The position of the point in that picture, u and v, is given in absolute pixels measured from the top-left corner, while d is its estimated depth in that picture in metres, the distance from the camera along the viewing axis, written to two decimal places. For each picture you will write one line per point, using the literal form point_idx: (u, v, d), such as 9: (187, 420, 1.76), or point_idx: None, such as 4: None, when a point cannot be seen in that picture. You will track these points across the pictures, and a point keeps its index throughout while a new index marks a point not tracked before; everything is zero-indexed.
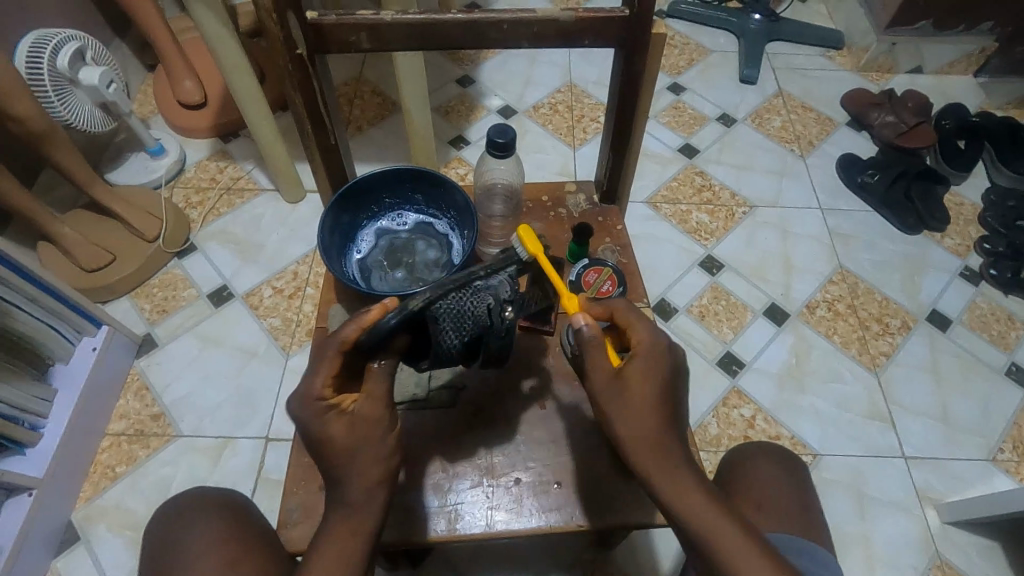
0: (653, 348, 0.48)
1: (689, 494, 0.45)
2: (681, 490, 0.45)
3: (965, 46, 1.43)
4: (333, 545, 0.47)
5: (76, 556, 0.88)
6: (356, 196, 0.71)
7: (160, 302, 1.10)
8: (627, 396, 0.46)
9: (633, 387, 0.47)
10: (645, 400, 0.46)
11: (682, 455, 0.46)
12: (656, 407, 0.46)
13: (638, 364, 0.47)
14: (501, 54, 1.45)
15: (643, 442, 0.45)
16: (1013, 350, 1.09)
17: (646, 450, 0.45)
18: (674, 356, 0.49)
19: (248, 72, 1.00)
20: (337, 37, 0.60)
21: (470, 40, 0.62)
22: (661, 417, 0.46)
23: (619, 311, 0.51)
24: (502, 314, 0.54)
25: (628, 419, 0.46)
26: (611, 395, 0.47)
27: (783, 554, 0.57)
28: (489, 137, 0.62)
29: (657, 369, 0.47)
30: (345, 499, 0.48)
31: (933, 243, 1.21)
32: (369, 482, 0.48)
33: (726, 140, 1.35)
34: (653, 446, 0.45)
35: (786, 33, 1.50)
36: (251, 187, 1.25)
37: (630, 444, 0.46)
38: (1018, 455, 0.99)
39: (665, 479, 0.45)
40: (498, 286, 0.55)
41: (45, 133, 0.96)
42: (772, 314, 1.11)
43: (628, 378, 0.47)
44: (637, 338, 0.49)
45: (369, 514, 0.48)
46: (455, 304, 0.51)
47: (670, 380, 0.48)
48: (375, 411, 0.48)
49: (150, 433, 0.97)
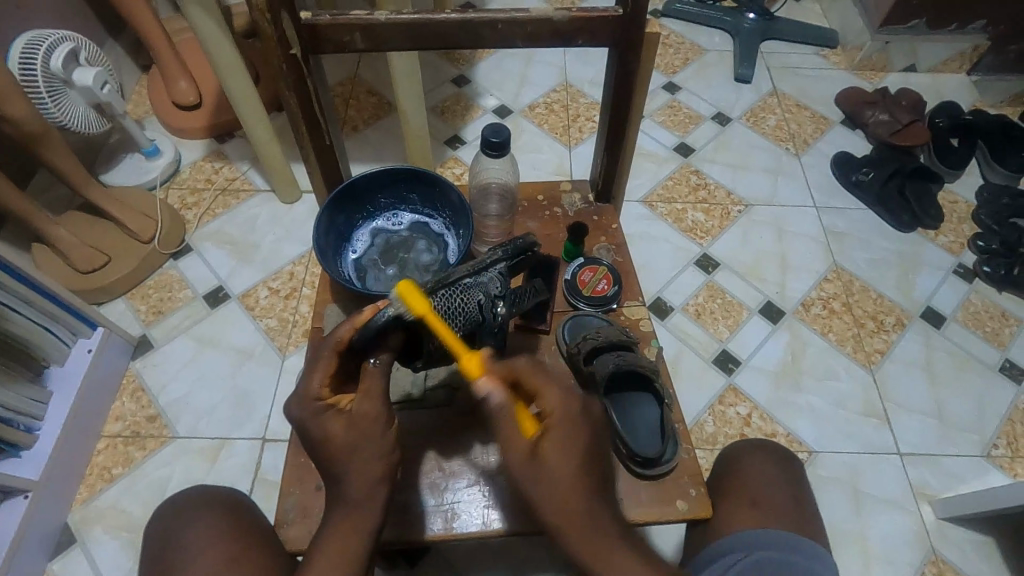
0: (565, 414, 0.47)
1: (614, 559, 0.47)
2: (605, 560, 0.47)
3: (957, 44, 1.44)
4: (335, 542, 0.47)
5: (72, 559, 0.88)
6: (351, 195, 0.71)
7: (155, 303, 1.10)
8: (541, 479, 0.46)
9: (548, 463, 0.46)
10: (561, 478, 0.46)
11: (602, 523, 0.47)
12: (574, 480, 0.46)
13: (551, 436, 0.46)
14: (496, 54, 1.45)
15: (566, 522, 0.46)
16: (1006, 347, 1.10)
17: (567, 522, 0.46)
18: (585, 421, 0.48)
19: (242, 73, 1.00)
20: (331, 37, 0.60)
21: (464, 39, 0.62)
22: (583, 492, 0.47)
23: (523, 377, 0.49)
24: (494, 309, 0.54)
25: (546, 497, 0.46)
26: (527, 475, 0.46)
27: (777, 551, 0.57)
28: (484, 136, 0.62)
29: (569, 442, 0.47)
30: (345, 497, 0.48)
31: (927, 241, 1.22)
32: (369, 479, 0.48)
33: (721, 139, 1.35)
34: (575, 519, 0.46)
35: (781, 32, 1.51)
36: (247, 188, 1.24)
37: (554, 523, 0.47)
38: (1011, 451, 1.00)
39: (589, 556, 0.47)
40: (487, 283, 0.54)
41: (39, 135, 0.96)
42: (767, 312, 1.12)
43: (545, 459, 0.46)
44: (546, 405, 0.48)
45: (369, 512, 0.48)
46: (446, 302, 0.51)
47: (589, 445, 0.48)
48: (372, 409, 0.48)
49: (146, 434, 0.97)
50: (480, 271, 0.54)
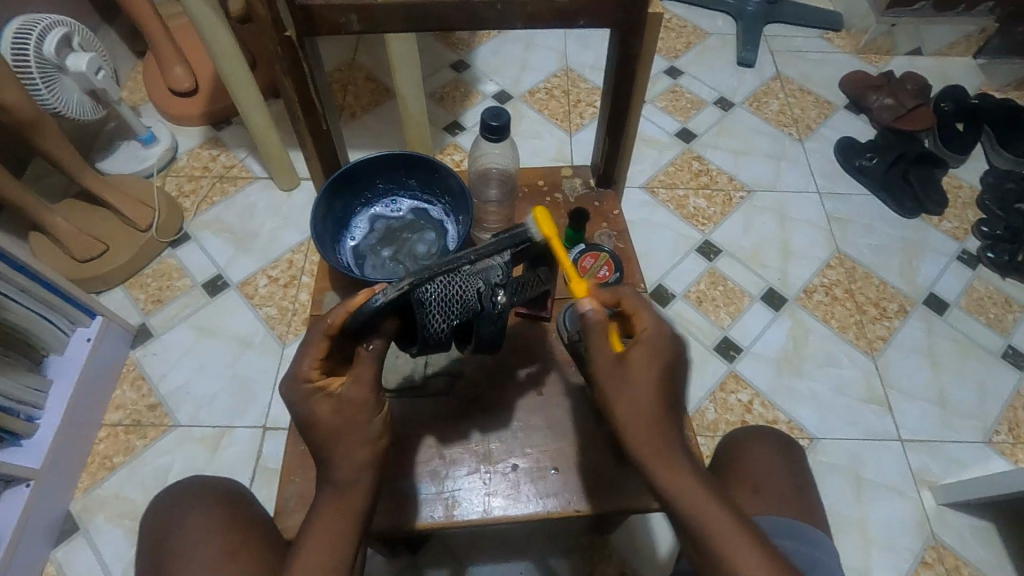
0: (659, 332, 0.48)
1: (679, 474, 0.45)
2: (672, 473, 0.45)
3: (963, 27, 1.42)
4: (322, 526, 0.47)
5: (75, 547, 0.88)
6: (349, 181, 0.70)
7: (154, 292, 1.09)
8: (625, 380, 0.47)
9: (633, 368, 0.47)
10: (640, 386, 0.46)
11: (675, 440, 0.46)
12: (655, 395, 0.46)
13: (640, 347, 0.47)
14: (496, 39, 1.43)
15: (635, 427, 0.46)
16: (1010, 333, 1.09)
17: (637, 422, 0.46)
18: (677, 347, 0.49)
19: (237, 58, 0.98)
20: (327, 19, 0.59)
21: (463, 21, 0.60)
22: (661, 407, 0.46)
23: (627, 298, 0.51)
24: (492, 298, 0.53)
25: (628, 397, 0.46)
26: (608, 377, 0.47)
27: (776, 538, 0.57)
28: (483, 120, 0.61)
29: (655, 357, 0.47)
30: (332, 480, 0.48)
31: (931, 226, 1.21)
32: (357, 462, 0.48)
33: (723, 124, 1.34)
34: (652, 424, 0.46)
35: (785, 15, 1.48)
36: (245, 175, 1.23)
37: (626, 431, 0.46)
38: (1013, 437, 1.00)
39: (659, 464, 0.45)
40: (490, 270, 0.54)
41: (34, 122, 0.95)
42: (769, 299, 1.11)
43: (630, 367, 0.47)
44: (642, 322, 0.49)
45: (359, 494, 0.48)
46: (443, 288, 0.50)
47: (675, 366, 0.48)
48: (361, 395, 0.48)
49: (147, 423, 0.97)
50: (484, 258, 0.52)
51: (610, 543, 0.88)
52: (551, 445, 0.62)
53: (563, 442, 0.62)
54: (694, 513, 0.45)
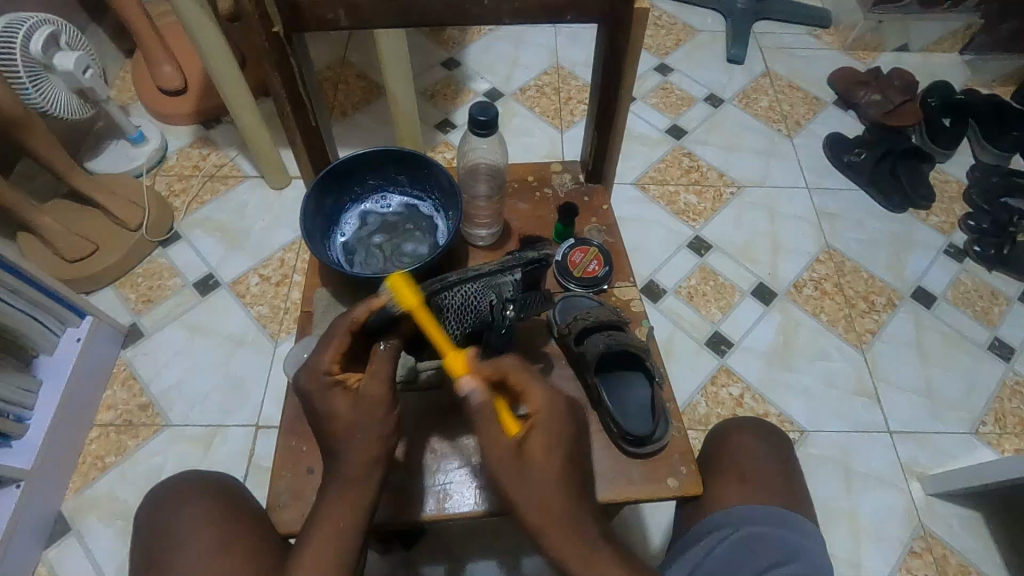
0: (552, 415, 0.49)
1: (598, 566, 0.46)
2: (589, 563, 0.46)
3: (950, 23, 1.43)
4: (330, 521, 0.47)
5: (67, 547, 0.88)
6: (339, 177, 0.70)
7: (145, 291, 1.09)
8: (525, 479, 0.46)
9: (534, 461, 0.46)
10: (546, 475, 0.46)
11: (583, 524, 0.47)
12: (560, 482, 0.47)
13: (536, 435, 0.47)
14: (487, 36, 1.44)
15: (549, 522, 0.46)
16: (996, 326, 1.11)
17: (549, 515, 0.46)
18: (568, 422, 0.49)
19: (226, 55, 0.98)
20: (314, 15, 0.59)
21: (451, 17, 0.61)
22: (564, 490, 0.47)
23: (511, 375, 0.50)
24: (503, 311, 0.56)
25: (531, 502, 0.46)
26: (507, 478, 0.46)
27: (770, 525, 0.58)
28: (471, 115, 0.61)
29: (554, 444, 0.47)
30: (341, 474, 0.48)
31: (918, 221, 1.22)
32: (367, 457, 0.48)
33: (714, 121, 1.34)
34: (556, 516, 0.46)
35: (774, 12, 1.49)
36: (235, 174, 1.23)
37: (536, 523, 0.46)
38: (1000, 427, 1.01)
39: (571, 557, 0.46)
40: (503, 285, 0.55)
41: (21, 121, 0.94)
42: (760, 294, 1.12)
43: (530, 458, 0.46)
44: (534, 405, 0.49)
45: (364, 490, 0.48)
46: (462, 298, 0.54)
47: (571, 441, 0.49)
48: (377, 391, 0.48)
49: (138, 423, 0.97)
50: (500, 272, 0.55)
51: None
52: None
53: None
54: None
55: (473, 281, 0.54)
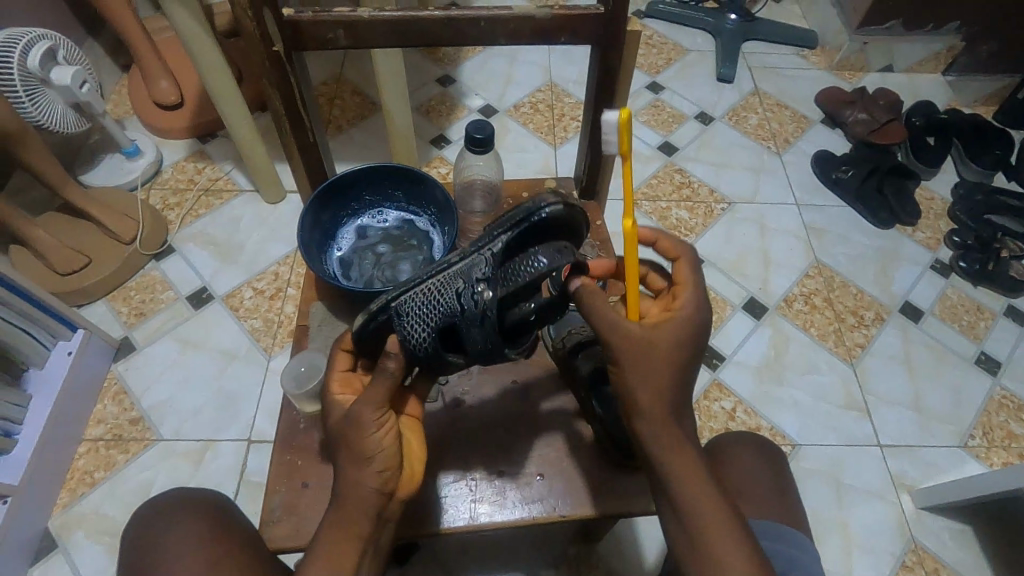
0: (693, 317, 0.49)
1: (680, 453, 0.47)
2: (674, 446, 0.47)
3: (933, 45, 1.47)
4: (330, 548, 0.46)
5: (54, 564, 0.86)
6: (335, 192, 0.71)
7: (138, 305, 1.08)
8: (647, 360, 0.47)
9: (663, 347, 0.47)
10: (664, 365, 0.47)
11: (683, 416, 0.48)
12: (675, 376, 0.47)
13: (674, 327, 0.48)
14: (481, 54, 1.46)
15: (647, 403, 0.47)
16: (982, 340, 1.13)
17: (652, 400, 0.47)
18: (706, 332, 0.50)
19: (225, 72, 0.99)
20: (314, 34, 0.60)
21: (446, 38, 0.62)
22: (676, 388, 0.48)
23: (682, 262, 0.53)
24: (472, 295, 0.49)
25: (641, 389, 0.47)
26: (636, 360, 0.47)
27: (770, 541, 0.58)
28: (467, 133, 0.62)
29: (687, 339, 0.48)
30: (340, 501, 0.47)
31: (905, 237, 1.24)
32: (361, 487, 0.47)
33: (704, 138, 1.37)
34: (664, 401, 0.47)
35: (762, 33, 1.53)
36: (230, 188, 1.23)
37: (641, 401, 0.47)
38: (988, 440, 1.02)
39: (663, 440, 0.47)
40: (472, 266, 0.50)
41: (17, 135, 0.95)
42: (750, 308, 1.13)
43: (663, 341, 0.47)
44: (680, 300, 0.50)
45: (362, 518, 0.47)
46: (422, 296, 0.51)
47: (700, 350, 0.49)
48: (366, 411, 0.48)
49: (128, 438, 0.96)
50: (472, 252, 0.51)
51: (596, 553, 0.88)
52: (537, 451, 0.63)
53: (547, 449, 0.63)
54: (686, 486, 0.47)
55: (427, 278, 0.51)
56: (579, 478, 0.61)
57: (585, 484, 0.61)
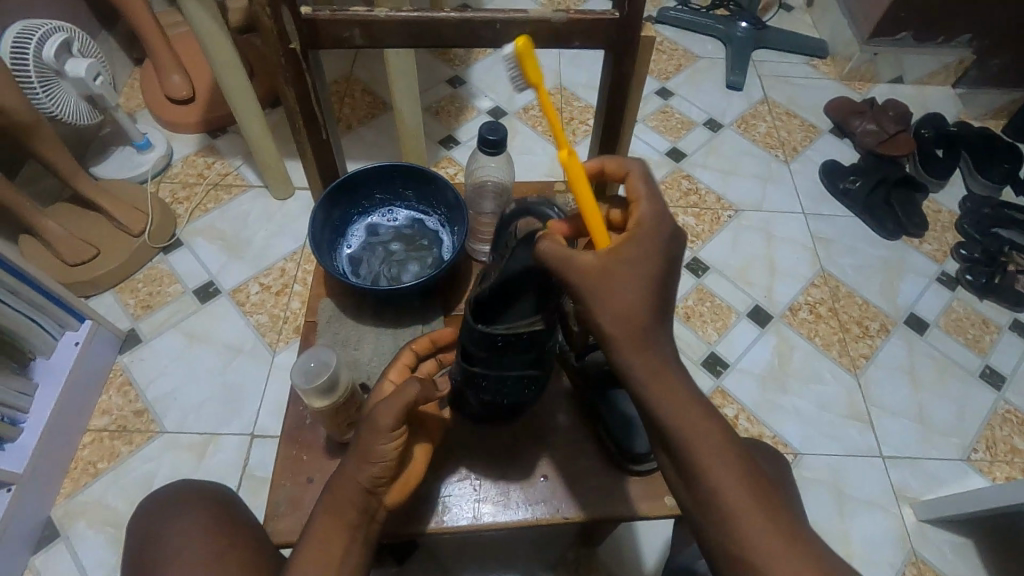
0: (653, 230, 0.44)
1: (663, 382, 0.43)
2: (654, 375, 0.43)
3: (944, 57, 1.47)
4: (320, 535, 0.48)
5: (56, 553, 0.87)
6: (347, 190, 0.71)
7: (145, 297, 1.09)
8: (611, 288, 0.42)
9: (624, 270, 0.42)
10: (631, 289, 0.42)
11: (663, 346, 0.44)
12: (645, 300, 0.43)
13: (634, 245, 0.43)
14: (492, 56, 1.46)
15: (619, 333, 0.43)
16: (987, 353, 1.12)
17: (624, 329, 0.43)
18: (674, 242, 0.44)
19: (238, 68, 0.99)
20: (330, 33, 0.60)
21: (461, 39, 0.62)
22: (649, 311, 0.43)
23: (631, 178, 0.47)
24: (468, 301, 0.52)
25: (609, 320, 0.43)
26: (597, 289, 0.42)
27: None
28: (481, 134, 0.63)
29: (651, 257, 0.43)
30: (334, 492, 0.49)
31: (911, 248, 1.24)
32: (355, 484, 0.48)
33: (712, 144, 1.37)
34: (638, 333, 0.43)
35: (772, 42, 1.53)
36: (239, 183, 1.24)
37: (612, 335, 0.43)
38: (991, 454, 1.02)
39: (642, 370, 0.43)
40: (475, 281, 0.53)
41: (31, 125, 0.95)
42: (755, 316, 1.13)
43: (624, 263, 0.42)
44: (637, 215, 0.45)
45: (352, 513, 0.49)
46: None
47: (669, 263, 0.43)
48: (387, 421, 0.47)
49: (132, 429, 0.96)
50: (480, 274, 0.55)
51: (596, 557, 0.88)
52: (541, 453, 0.63)
53: (551, 450, 0.63)
54: (673, 415, 0.43)
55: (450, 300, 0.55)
56: (582, 480, 0.61)
57: (588, 486, 0.61)
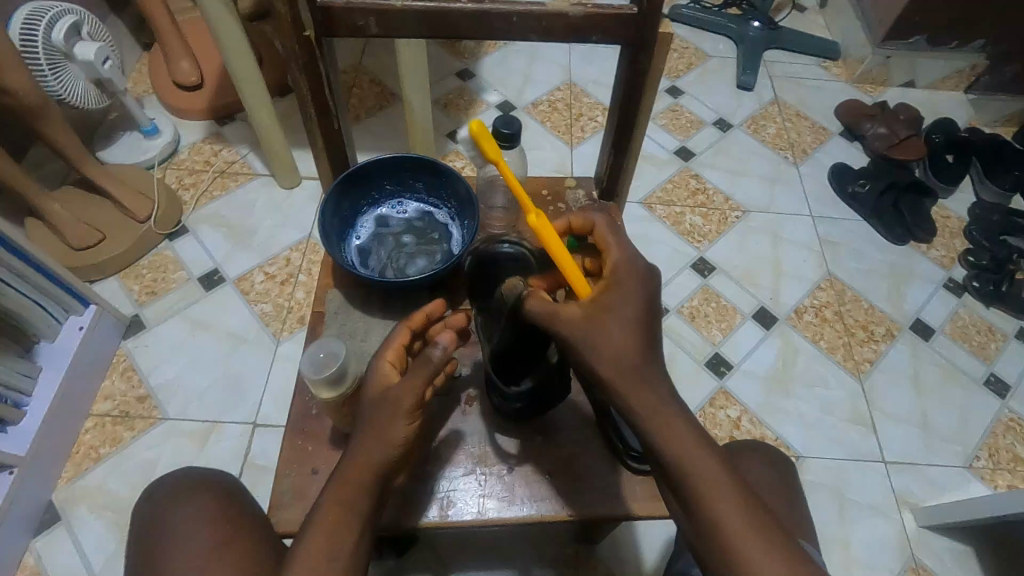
0: (629, 276, 0.48)
1: (664, 419, 0.44)
2: (656, 413, 0.44)
3: (956, 62, 1.46)
4: (327, 520, 0.47)
5: (57, 537, 0.87)
6: (358, 181, 0.71)
7: (149, 283, 1.09)
8: (600, 331, 0.45)
9: (607, 317, 0.45)
10: (617, 333, 0.45)
11: (657, 385, 0.45)
12: (635, 342, 0.45)
13: (612, 293, 0.47)
14: (502, 50, 1.46)
15: (615, 375, 0.44)
16: (992, 361, 1.12)
17: (618, 371, 0.44)
18: (650, 287, 0.48)
19: (247, 54, 0.98)
20: (345, 21, 0.60)
21: (477, 31, 0.62)
22: (639, 351, 0.45)
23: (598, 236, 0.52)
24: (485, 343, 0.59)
25: (601, 362, 0.45)
26: (584, 336, 0.45)
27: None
28: (495, 127, 0.62)
29: (630, 297, 0.46)
30: (345, 474, 0.49)
31: (919, 254, 1.24)
32: (368, 463, 0.49)
33: (721, 144, 1.36)
34: (630, 374, 0.44)
35: (784, 42, 1.52)
36: (246, 172, 1.23)
37: (607, 378, 0.45)
38: (993, 462, 1.02)
39: (641, 408, 0.44)
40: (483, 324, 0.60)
41: (38, 107, 0.95)
42: (760, 317, 1.13)
43: (606, 310, 0.46)
44: (612, 267, 0.49)
45: (363, 495, 0.48)
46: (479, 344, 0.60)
47: (651, 306, 0.47)
48: (405, 399, 0.49)
49: (135, 415, 0.96)
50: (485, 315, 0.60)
51: (595, 554, 0.88)
52: (546, 450, 0.63)
53: (556, 447, 0.63)
54: (674, 450, 0.43)
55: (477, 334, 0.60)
56: (587, 478, 0.61)
57: (594, 483, 0.61)
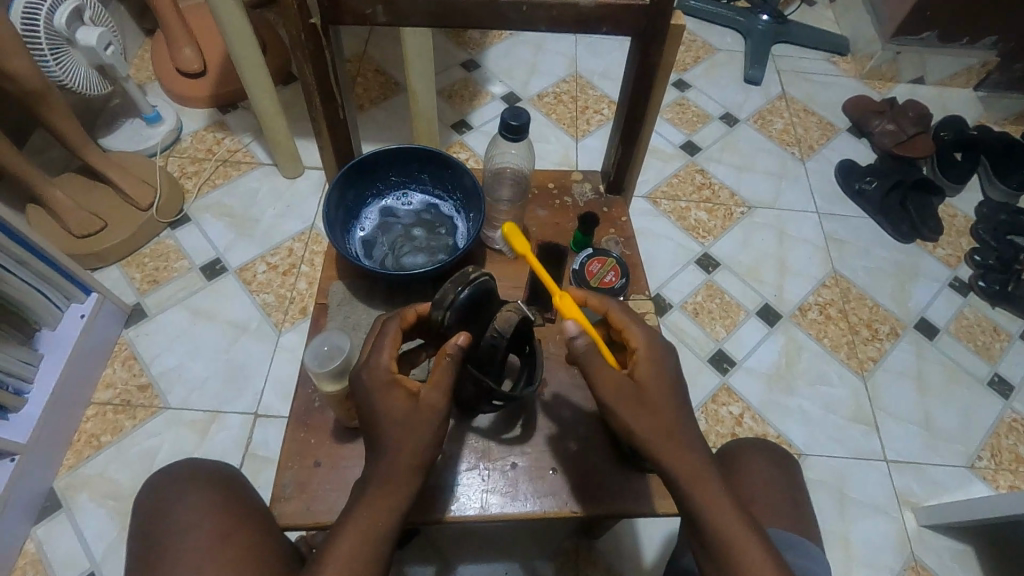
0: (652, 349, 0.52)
1: (698, 479, 0.47)
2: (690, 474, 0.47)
3: (966, 59, 1.44)
4: (366, 517, 0.46)
5: (58, 524, 0.87)
6: (363, 172, 0.70)
7: (151, 272, 1.08)
8: (639, 399, 0.49)
9: (644, 384, 0.49)
10: (654, 398, 0.49)
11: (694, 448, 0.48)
12: (669, 408, 0.49)
13: (643, 364, 0.51)
14: (507, 41, 1.44)
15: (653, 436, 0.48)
16: (996, 361, 1.11)
17: (655, 433, 0.48)
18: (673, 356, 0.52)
19: (249, 39, 0.97)
20: (351, 9, 0.59)
21: (486, 20, 0.61)
22: (673, 416, 0.49)
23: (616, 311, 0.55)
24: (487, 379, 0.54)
25: (640, 424, 0.48)
26: (623, 400, 0.49)
27: (786, 551, 0.57)
28: (502, 119, 0.61)
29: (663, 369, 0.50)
30: (383, 475, 0.47)
31: (925, 253, 1.23)
32: (408, 463, 0.47)
33: (728, 139, 1.35)
34: (666, 436, 0.48)
35: (793, 37, 1.51)
36: (248, 161, 1.23)
37: (648, 440, 0.48)
38: (995, 462, 1.02)
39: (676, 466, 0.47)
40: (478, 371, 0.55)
41: (39, 93, 0.94)
42: (764, 314, 1.12)
43: (642, 379, 0.50)
44: (638, 339, 0.53)
45: (402, 494, 0.47)
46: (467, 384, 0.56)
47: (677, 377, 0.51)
48: (436, 402, 0.48)
49: (136, 404, 0.96)
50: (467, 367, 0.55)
51: (595, 549, 0.88)
52: (549, 446, 0.63)
53: (559, 444, 0.63)
54: (707, 508, 0.46)
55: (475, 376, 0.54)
56: (591, 475, 0.61)
57: (597, 480, 0.61)
